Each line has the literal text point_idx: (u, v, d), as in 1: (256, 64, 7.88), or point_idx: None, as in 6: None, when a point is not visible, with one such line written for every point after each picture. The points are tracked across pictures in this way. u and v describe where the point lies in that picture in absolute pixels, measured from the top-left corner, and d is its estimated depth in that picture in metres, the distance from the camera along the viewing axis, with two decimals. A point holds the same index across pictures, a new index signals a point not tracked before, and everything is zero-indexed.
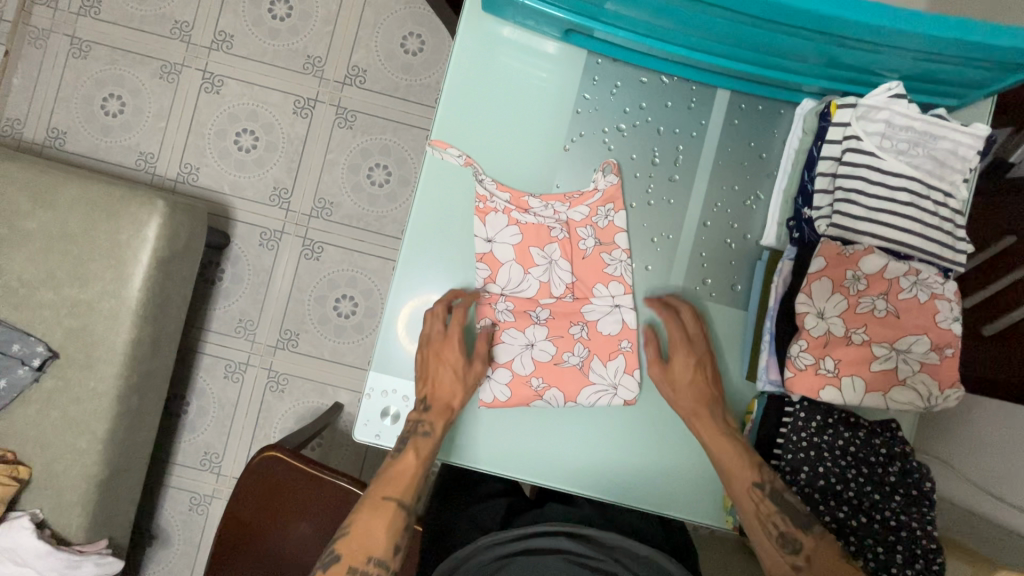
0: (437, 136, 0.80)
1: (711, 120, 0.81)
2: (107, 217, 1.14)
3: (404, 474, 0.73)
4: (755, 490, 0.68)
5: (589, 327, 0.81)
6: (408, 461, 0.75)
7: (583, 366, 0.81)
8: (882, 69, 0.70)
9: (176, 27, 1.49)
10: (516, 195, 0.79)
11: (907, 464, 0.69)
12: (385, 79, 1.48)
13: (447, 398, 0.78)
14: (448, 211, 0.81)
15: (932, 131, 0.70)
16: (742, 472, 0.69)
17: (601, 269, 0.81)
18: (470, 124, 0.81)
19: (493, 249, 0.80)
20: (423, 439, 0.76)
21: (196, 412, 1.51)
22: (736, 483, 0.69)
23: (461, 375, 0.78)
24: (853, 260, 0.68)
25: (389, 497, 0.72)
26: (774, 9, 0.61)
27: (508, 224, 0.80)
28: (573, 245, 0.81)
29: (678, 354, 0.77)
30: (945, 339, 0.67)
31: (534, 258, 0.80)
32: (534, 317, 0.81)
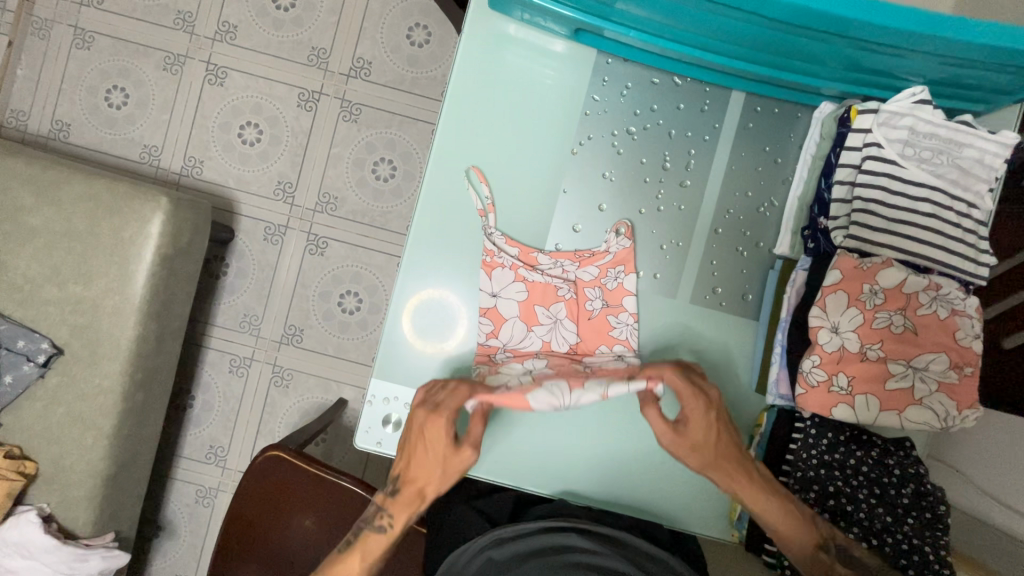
0: (437, 162, 0.79)
1: (725, 123, 0.78)
2: (112, 213, 1.13)
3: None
4: (822, 554, 0.60)
5: (595, 370, 0.77)
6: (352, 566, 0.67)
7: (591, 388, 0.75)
8: (906, 74, 0.67)
9: (179, 18, 1.46)
10: (525, 251, 0.78)
11: (922, 486, 0.66)
12: (391, 71, 1.46)
13: (419, 480, 0.67)
14: (450, 230, 0.80)
15: (956, 139, 0.67)
16: (799, 538, 0.62)
17: (606, 331, 0.79)
18: (478, 142, 0.79)
19: (498, 304, 0.79)
20: (373, 536, 0.67)
21: (201, 406, 1.52)
22: (793, 544, 0.62)
23: (442, 459, 0.66)
24: (871, 273, 0.65)
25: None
26: (791, 10, 0.58)
27: (515, 280, 0.78)
28: (579, 305, 0.79)
29: (699, 409, 0.63)
30: (966, 358, 0.64)
31: (539, 316, 0.79)
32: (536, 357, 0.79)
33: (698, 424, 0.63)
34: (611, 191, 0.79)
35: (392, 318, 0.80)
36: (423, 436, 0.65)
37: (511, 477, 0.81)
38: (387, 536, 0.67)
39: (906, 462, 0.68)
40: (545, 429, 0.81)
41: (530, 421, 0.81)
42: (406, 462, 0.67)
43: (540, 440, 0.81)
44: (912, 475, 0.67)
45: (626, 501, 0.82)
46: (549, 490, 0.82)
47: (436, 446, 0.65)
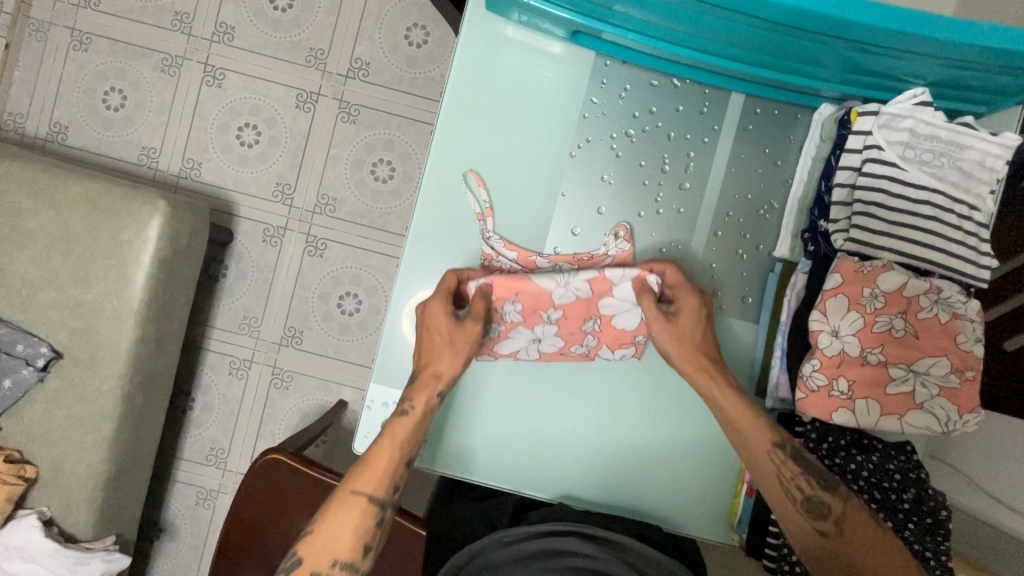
0: (436, 166, 0.78)
1: (724, 125, 0.77)
2: (109, 216, 1.13)
3: (380, 465, 0.68)
4: (777, 452, 0.65)
5: (603, 321, 0.76)
6: (382, 449, 0.69)
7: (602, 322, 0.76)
8: (906, 75, 0.66)
9: (176, 19, 1.46)
10: (524, 255, 0.78)
11: (923, 491, 0.64)
12: (389, 72, 1.45)
13: (434, 362, 0.73)
14: (449, 235, 0.79)
15: (958, 141, 0.67)
16: (759, 435, 0.66)
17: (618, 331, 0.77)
18: (474, 147, 0.78)
19: None
20: (399, 418, 0.71)
21: (201, 408, 1.52)
22: (753, 444, 0.66)
23: (449, 339, 0.72)
24: (871, 277, 0.65)
25: (360, 493, 0.67)
26: (790, 13, 0.58)
27: None
28: None
29: (688, 300, 0.72)
30: (968, 361, 0.64)
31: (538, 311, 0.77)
32: (545, 317, 0.76)
33: (686, 315, 0.72)
34: (610, 194, 0.78)
35: (389, 325, 0.81)
36: (433, 315, 0.72)
37: (509, 481, 0.81)
38: (408, 417, 0.71)
39: (907, 467, 0.65)
40: (543, 433, 0.81)
41: (526, 423, 0.81)
42: (419, 349, 0.75)
43: (538, 444, 0.81)
44: (913, 480, 0.65)
45: (625, 504, 0.82)
46: (548, 494, 0.82)
47: (451, 325, 0.72)
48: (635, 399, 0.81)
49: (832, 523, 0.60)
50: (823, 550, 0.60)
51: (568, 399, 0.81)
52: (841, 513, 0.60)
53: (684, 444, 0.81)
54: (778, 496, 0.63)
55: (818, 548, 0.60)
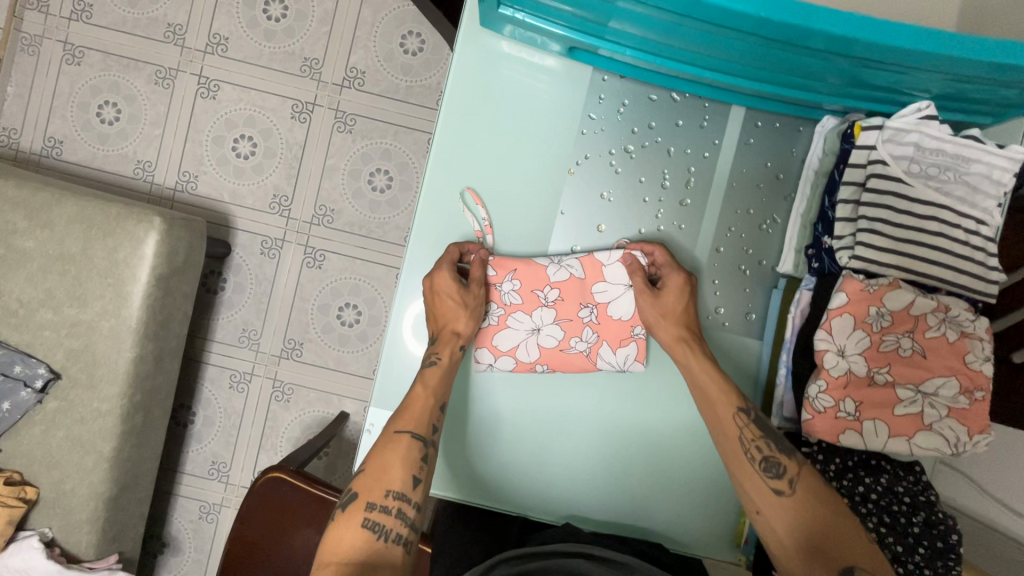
0: (432, 186, 0.77)
1: (725, 139, 0.76)
2: (105, 235, 1.12)
3: (418, 406, 0.71)
4: (740, 414, 0.67)
5: (598, 310, 0.77)
6: (416, 394, 0.71)
7: (598, 308, 0.77)
8: (910, 88, 0.65)
9: (169, 31, 1.44)
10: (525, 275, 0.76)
11: (933, 514, 0.62)
12: (385, 81, 1.44)
13: (451, 322, 0.75)
14: None
15: (964, 154, 0.65)
16: (726, 399, 0.68)
17: (618, 333, 0.76)
18: (470, 165, 0.77)
19: (492, 320, 0.78)
20: (429, 369, 0.73)
21: (202, 422, 1.51)
22: (720, 407, 0.68)
23: (461, 300, 0.74)
24: (878, 296, 0.64)
25: (403, 431, 0.69)
26: (790, 32, 0.57)
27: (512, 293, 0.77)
28: (574, 318, 0.77)
29: (673, 274, 0.74)
30: (977, 381, 0.62)
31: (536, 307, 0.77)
32: (542, 298, 0.76)
33: (672, 290, 0.73)
34: (609, 211, 0.77)
35: (389, 342, 0.81)
36: (442, 281, 0.73)
37: (513, 504, 0.80)
38: (437, 367, 0.73)
39: (917, 489, 0.64)
40: (545, 453, 0.80)
41: (527, 443, 0.79)
42: (431, 315, 0.76)
43: (542, 464, 0.80)
44: (923, 503, 0.63)
45: (631, 523, 0.81)
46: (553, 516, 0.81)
47: (459, 289, 0.74)
48: (639, 416, 0.80)
49: (785, 482, 0.62)
50: (774, 505, 0.61)
51: (573, 420, 0.80)
52: (796, 473, 0.62)
53: (690, 462, 0.80)
54: (737, 454, 0.65)
55: (769, 502, 0.61)
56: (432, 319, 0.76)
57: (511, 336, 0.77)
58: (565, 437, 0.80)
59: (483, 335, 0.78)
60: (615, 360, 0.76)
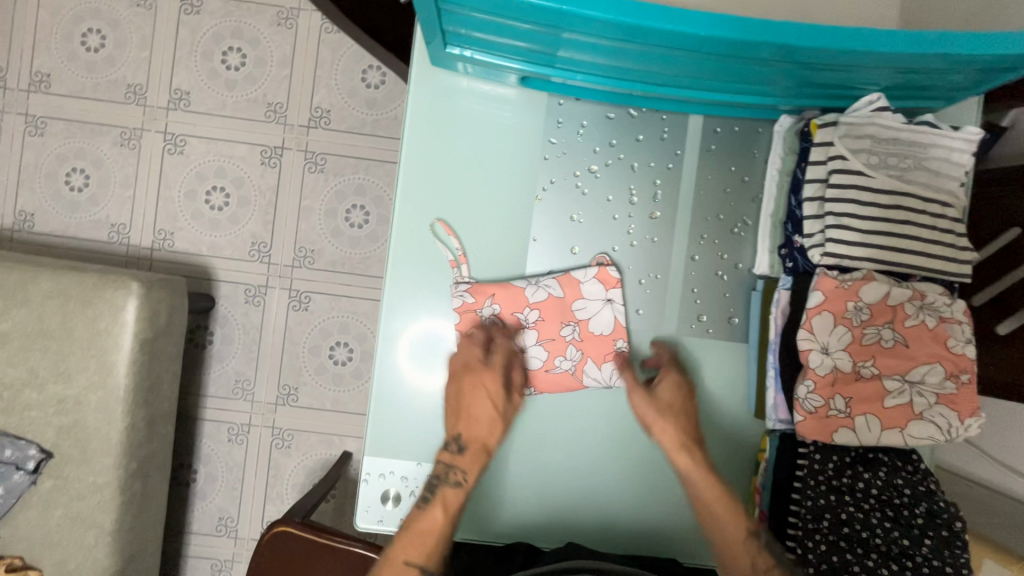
0: (403, 217, 0.77)
1: (686, 149, 0.76)
2: (84, 306, 1.11)
3: (426, 536, 0.65)
4: (753, 537, 0.63)
5: (580, 327, 0.76)
6: (434, 517, 0.66)
7: (581, 329, 0.76)
8: (859, 83, 0.66)
9: (129, 92, 1.44)
10: (506, 309, 0.75)
11: (935, 504, 0.62)
12: (351, 117, 1.44)
13: (483, 434, 0.71)
14: (424, 282, 0.77)
15: (920, 141, 0.66)
16: (736, 519, 0.64)
17: (602, 347, 0.76)
18: (438, 201, 0.77)
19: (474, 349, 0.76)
20: (450, 490, 0.68)
21: (204, 479, 1.49)
22: (729, 528, 0.64)
23: (500, 408, 0.72)
24: (854, 290, 0.64)
25: (411, 563, 0.63)
26: (731, 45, 0.58)
27: (491, 317, 0.75)
28: (556, 339, 0.76)
29: (670, 374, 0.74)
30: (962, 365, 0.63)
31: (518, 327, 0.76)
32: (522, 321, 0.76)
33: (667, 388, 0.73)
34: (581, 232, 0.77)
35: (376, 385, 0.78)
36: (491, 383, 0.71)
37: (515, 531, 0.79)
38: (462, 489, 0.68)
39: (915, 479, 0.63)
40: (545, 482, 0.79)
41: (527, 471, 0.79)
42: (458, 412, 0.71)
43: (540, 490, 0.79)
44: (923, 493, 0.62)
45: (637, 538, 0.80)
46: (557, 542, 0.80)
47: (501, 398, 0.72)
48: (634, 430, 0.79)
49: None
50: None
51: (572, 443, 0.79)
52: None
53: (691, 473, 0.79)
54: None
55: None
56: (462, 419, 0.71)
57: None
58: (560, 461, 0.79)
59: None
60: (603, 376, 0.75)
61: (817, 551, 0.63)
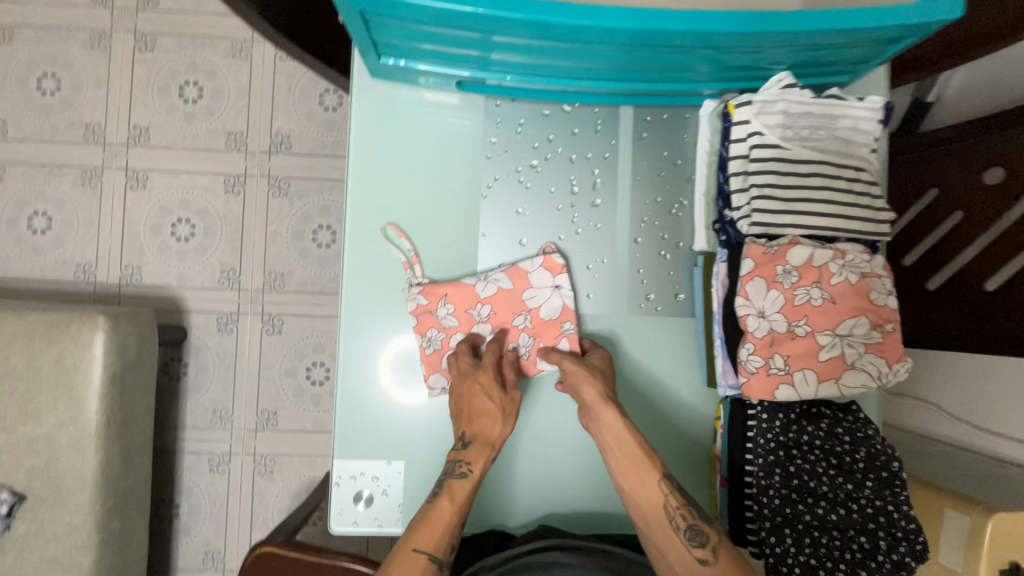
0: (355, 225, 0.79)
1: (620, 138, 0.81)
2: (50, 344, 1.10)
3: (445, 526, 0.65)
4: (666, 481, 0.66)
5: (531, 314, 0.78)
6: (443, 508, 0.66)
7: (531, 316, 0.78)
8: (768, 63, 0.70)
9: (88, 131, 1.45)
10: (461, 306, 0.78)
11: (873, 447, 0.65)
12: (311, 139, 1.47)
13: (486, 429, 0.71)
14: (381, 286, 0.80)
15: (829, 112, 0.71)
16: (654, 466, 0.66)
17: (553, 331, 0.78)
18: (387, 205, 0.80)
19: (434, 348, 0.78)
20: (458, 481, 0.68)
21: (187, 513, 1.47)
22: (647, 474, 0.66)
23: (501, 404, 0.72)
24: (780, 255, 0.68)
25: (422, 549, 0.63)
26: (642, 35, 0.62)
27: (448, 315, 0.78)
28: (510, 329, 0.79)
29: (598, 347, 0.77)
30: (885, 315, 0.67)
31: (473, 321, 0.78)
32: (475, 315, 0.78)
33: (598, 357, 0.75)
34: (528, 224, 0.80)
35: (342, 390, 0.80)
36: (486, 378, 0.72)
37: (483, 520, 0.81)
38: (469, 480, 0.68)
39: (855, 427, 0.67)
40: (513, 469, 0.80)
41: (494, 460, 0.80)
42: (461, 413, 0.72)
43: (505, 477, 0.80)
44: (862, 439, 0.66)
45: (605, 516, 0.81)
46: (526, 527, 0.81)
47: (500, 390, 0.72)
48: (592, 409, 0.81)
49: (709, 551, 0.62)
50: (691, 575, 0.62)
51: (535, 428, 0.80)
52: (717, 542, 0.63)
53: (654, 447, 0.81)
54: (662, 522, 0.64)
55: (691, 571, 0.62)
56: (465, 419, 0.72)
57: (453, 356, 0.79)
58: (522, 446, 0.80)
59: (431, 362, 0.78)
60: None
61: (772, 505, 0.66)
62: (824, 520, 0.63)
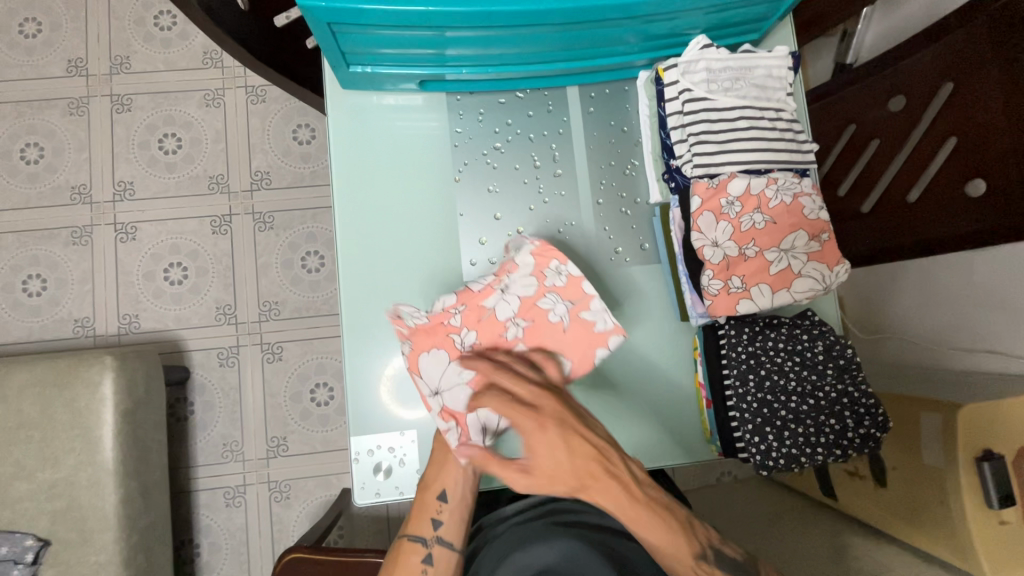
0: (342, 218, 0.87)
1: (571, 115, 0.90)
2: (62, 388, 1.14)
3: (424, 511, 0.75)
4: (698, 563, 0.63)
5: (456, 325, 0.79)
6: (423, 492, 0.77)
7: (449, 332, 0.78)
8: (687, 28, 0.81)
9: (74, 193, 1.52)
10: (473, 302, 0.80)
11: (828, 339, 0.75)
12: (290, 173, 1.55)
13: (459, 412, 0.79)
14: (376, 269, 0.87)
15: (745, 64, 0.81)
16: (674, 555, 0.64)
17: (442, 345, 0.78)
18: (369, 199, 0.87)
19: (499, 311, 0.79)
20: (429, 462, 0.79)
21: (209, 551, 1.48)
22: (677, 560, 0.64)
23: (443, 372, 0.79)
24: (722, 189, 0.78)
25: (406, 534, 0.75)
26: (573, 13, 0.72)
27: (506, 297, 0.80)
28: (495, 324, 0.78)
29: (533, 433, 0.66)
30: (819, 227, 0.77)
31: (486, 304, 0.79)
32: (486, 305, 0.79)
33: (541, 448, 0.65)
34: (499, 200, 0.89)
35: (349, 369, 0.86)
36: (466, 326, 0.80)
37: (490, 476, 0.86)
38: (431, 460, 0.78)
39: (810, 325, 0.77)
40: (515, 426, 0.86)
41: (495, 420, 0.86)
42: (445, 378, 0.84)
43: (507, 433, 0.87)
44: (818, 334, 0.76)
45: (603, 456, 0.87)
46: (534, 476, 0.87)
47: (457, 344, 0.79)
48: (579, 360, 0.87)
49: None
50: None
51: None
52: None
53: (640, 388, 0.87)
54: None
55: None
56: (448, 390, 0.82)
57: (508, 302, 0.79)
58: None
59: (529, 309, 0.79)
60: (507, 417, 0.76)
61: (752, 408, 0.75)
62: (798, 412, 0.74)
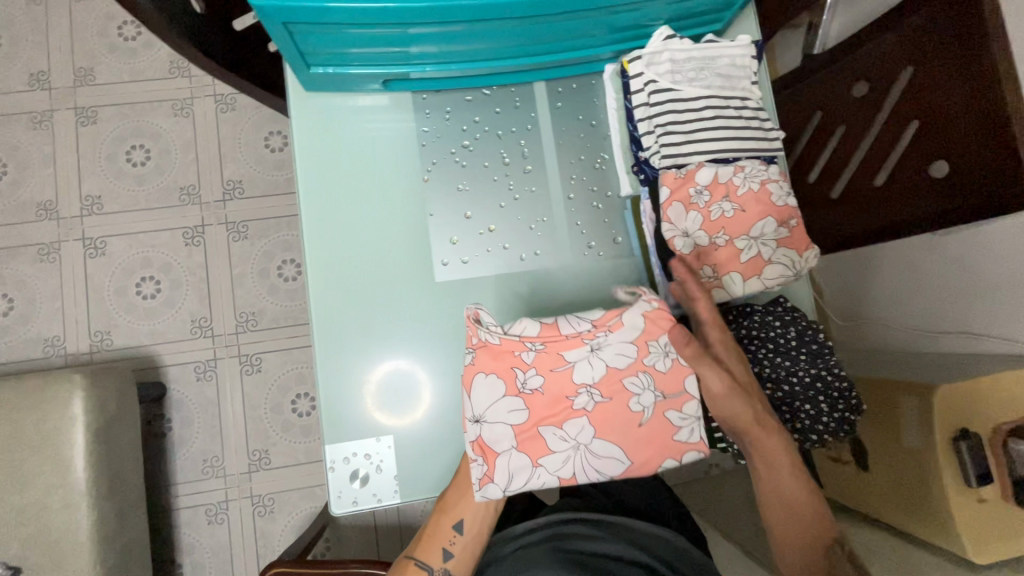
0: (309, 222, 0.85)
1: (539, 110, 0.90)
2: (29, 409, 1.11)
3: (434, 540, 0.81)
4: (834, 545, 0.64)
5: (525, 361, 0.71)
6: (438, 520, 0.82)
7: (518, 368, 0.71)
8: (649, 20, 0.81)
9: (40, 209, 1.48)
10: (551, 354, 0.71)
11: (801, 325, 0.75)
12: (264, 181, 1.53)
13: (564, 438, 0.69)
14: (345, 273, 0.85)
15: (708, 54, 0.81)
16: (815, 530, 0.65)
17: (504, 378, 0.71)
18: (336, 201, 0.86)
19: (578, 378, 0.71)
20: (447, 492, 0.82)
21: (192, 570, 1.44)
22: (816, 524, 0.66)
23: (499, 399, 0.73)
24: (690, 178, 0.78)
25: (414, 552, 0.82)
26: (534, 6, 0.71)
27: (586, 359, 0.71)
28: (568, 381, 0.71)
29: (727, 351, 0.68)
30: (787, 213, 0.77)
31: (564, 359, 0.71)
32: (566, 358, 0.71)
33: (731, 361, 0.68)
34: (469, 198, 0.88)
35: (322, 376, 0.84)
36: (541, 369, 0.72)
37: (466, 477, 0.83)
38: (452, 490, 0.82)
39: (781, 312, 0.77)
40: None
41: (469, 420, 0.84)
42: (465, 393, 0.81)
43: None
44: (790, 321, 0.76)
45: None
46: None
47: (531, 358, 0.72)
48: None
49: None
50: None
51: None
52: None
53: None
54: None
55: None
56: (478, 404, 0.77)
57: (601, 360, 0.71)
58: None
59: (608, 384, 0.71)
60: (533, 478, 0.72)
61: None
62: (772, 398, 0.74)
